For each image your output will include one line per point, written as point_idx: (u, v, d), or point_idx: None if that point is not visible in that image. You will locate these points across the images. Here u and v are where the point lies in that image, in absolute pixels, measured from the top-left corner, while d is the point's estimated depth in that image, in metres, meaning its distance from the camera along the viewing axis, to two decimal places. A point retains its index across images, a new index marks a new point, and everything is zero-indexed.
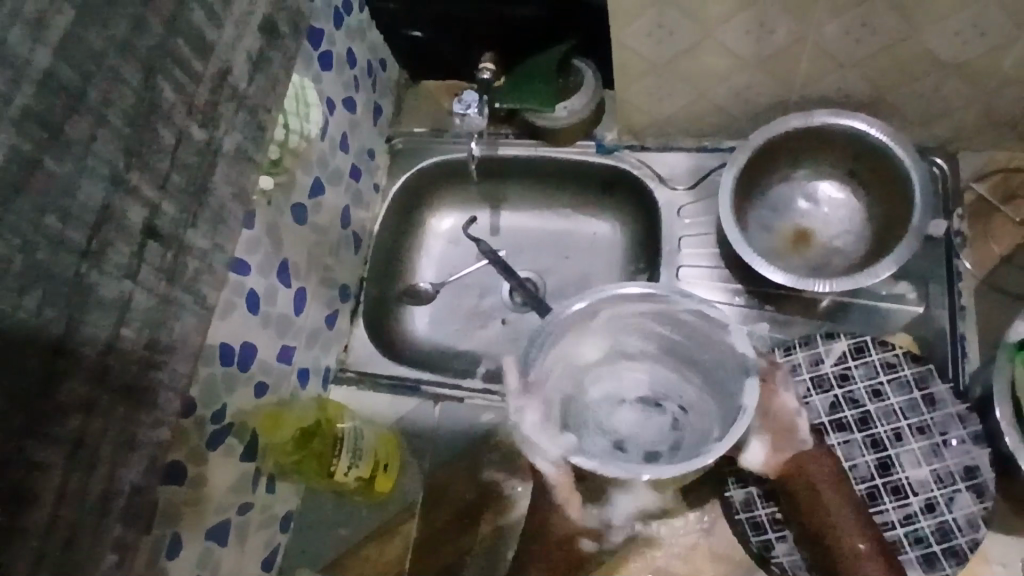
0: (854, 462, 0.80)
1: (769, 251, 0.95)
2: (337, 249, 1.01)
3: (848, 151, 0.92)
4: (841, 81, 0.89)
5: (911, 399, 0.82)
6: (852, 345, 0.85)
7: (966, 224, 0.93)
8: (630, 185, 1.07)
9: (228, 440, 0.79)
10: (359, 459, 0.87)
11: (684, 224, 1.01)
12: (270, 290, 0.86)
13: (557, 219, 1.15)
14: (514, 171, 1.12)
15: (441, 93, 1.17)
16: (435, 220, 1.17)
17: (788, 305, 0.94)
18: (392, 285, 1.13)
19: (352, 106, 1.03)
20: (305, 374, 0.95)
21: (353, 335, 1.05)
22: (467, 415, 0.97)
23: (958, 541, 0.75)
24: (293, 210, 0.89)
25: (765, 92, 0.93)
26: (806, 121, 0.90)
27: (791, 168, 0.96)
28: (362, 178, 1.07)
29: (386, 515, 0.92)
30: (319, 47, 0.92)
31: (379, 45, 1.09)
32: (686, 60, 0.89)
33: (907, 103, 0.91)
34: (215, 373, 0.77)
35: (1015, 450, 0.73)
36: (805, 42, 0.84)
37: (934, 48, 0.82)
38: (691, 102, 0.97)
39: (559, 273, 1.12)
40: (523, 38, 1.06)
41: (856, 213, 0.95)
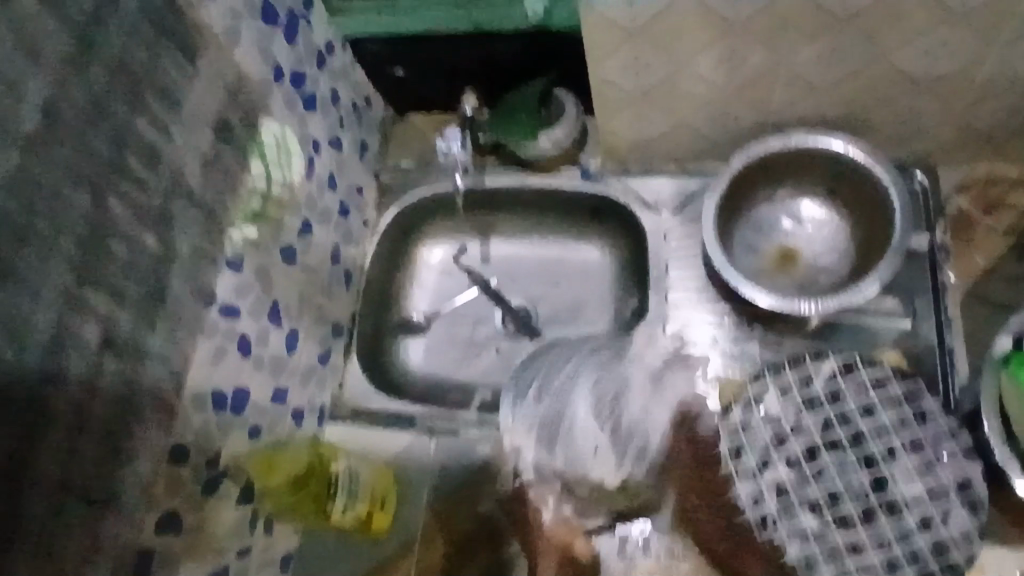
0: (848, 480, 0.82)
1: (755, 272, 0.96)
2: (328, 286, 1.02)
3: (829, 170, 0.93)
4: (817, 103, 0.91)
5: (901, 415, 0.84)
6: (841, 364, 0.88)
7: (949, 238, 0.94)
8: (616, 211, 1.08)
9: (224, 485, 0.79)
10: (355, 499, 0.88)
11: (671, 248, 1.02)
12: (262, 332, 0.87)
13: (546, 246, 1.15)
14: (501, 201, 1.13)
15: (427, 126, 1.18)
16: (426, 251, 1.18)
17: (779, 324, 0.95)
18: (386, 318, 1.14)
19: (339, 145, 1.04)
20: (300, 414, 0.96)
21: (348, 371, 1.06)
22: (464, 447, 0.97)
23: (955, 556, 0.77)
24: (282, 251, 0.90)
25: (744, 116, 0.94)
26: (784, 143, 0.91)
27: (774, 188, 0.97)
28: (351, 215, 1.08)
29: (385, 552, 0.92)
30: (302, 91, 0.94)
31: (363, 83, 1.10)
32: (664, 89, 0.91)
33: (883, 121, 0.92)
34: (208, 419, 0.77)
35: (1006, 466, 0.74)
36: (779, 68, 0.85)
37: (905, 68, 0.83)
38: (672, 129, 0.98)
39: (551, 300, 1.13)
40: (504, 72, 1.08)
41: (839, 231, 0.96)
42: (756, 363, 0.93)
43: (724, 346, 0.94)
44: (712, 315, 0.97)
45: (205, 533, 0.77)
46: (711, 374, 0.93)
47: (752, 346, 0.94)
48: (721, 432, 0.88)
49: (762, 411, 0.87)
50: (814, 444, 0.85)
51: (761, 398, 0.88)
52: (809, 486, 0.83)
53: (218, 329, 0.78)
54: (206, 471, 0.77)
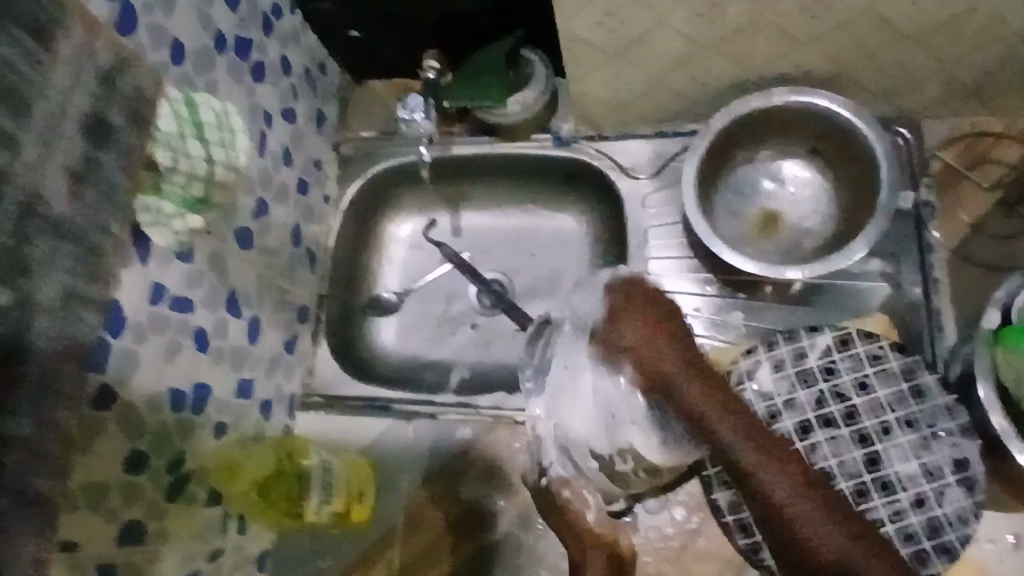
0: (842, 459, 0.78)
1: (737, 237, 0.92)
2: (290, 269, 0.96)
3: (811, 129, 0.89)
4: (799, 58, 0.86)
5: (898, 391, 0.80)
6: (837, 338, 0.83)
7: (934, 195, 0.91)
8: (592, 177, 1.04)
9: (188, 488, 0.75)
10: (331, 494, 0.84)
11: (650, 215, 0.98)
12: (220, 323, 0.81)
13: (519, 216, 1.10)
14: (471, 170, 1.07)
15: (387, 93, 1.11)
16: (394, 227, 1.12)
17: (762, 290, 0.92)
18: (355, 299, 1.08)
19: (293, 116, 0.97)
20: (269, 405, 0.91)
21: (318, 356, 1.01)
22: (442, 433, 0.93)
23: (949, 536, 0.74)
24: (237, 234, 0.84)
25: (723, 73, 0.89)
26: (766, 101, 0.86)
27: (755, 149, 0.93)
28: (311, 191, 1.01)
29: (365, 545, 0.89)
30: (248, 59, 0.86)
31: (316, 48, 1.02)
32: (638, 47, 0.85)
33: (867, 75, 0.88)
34: (166, 421, 0.72)
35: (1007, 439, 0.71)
36: (759, 22, 0.80)
37: (891, 21, 0.79)
38: (648, 89, 0.93)
39: (527, 273, 1.09)
40: (468, 32, 1.01)
41: (823, 192, 0.92)
42: (740, 333, 0.91)
43: (707, 317, 0.92)
44: (693, 284, 0.94)
45: (170, 539, 0.73)
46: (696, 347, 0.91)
47: (736, 314, 0.92)
48: None
49: (754, 387, 0.82)
50: (807, 421, 0.80)
51: (753, 372, 0.83)
52: None
53: (169, 324, 0.73)
54: (169, 476, 0.72)
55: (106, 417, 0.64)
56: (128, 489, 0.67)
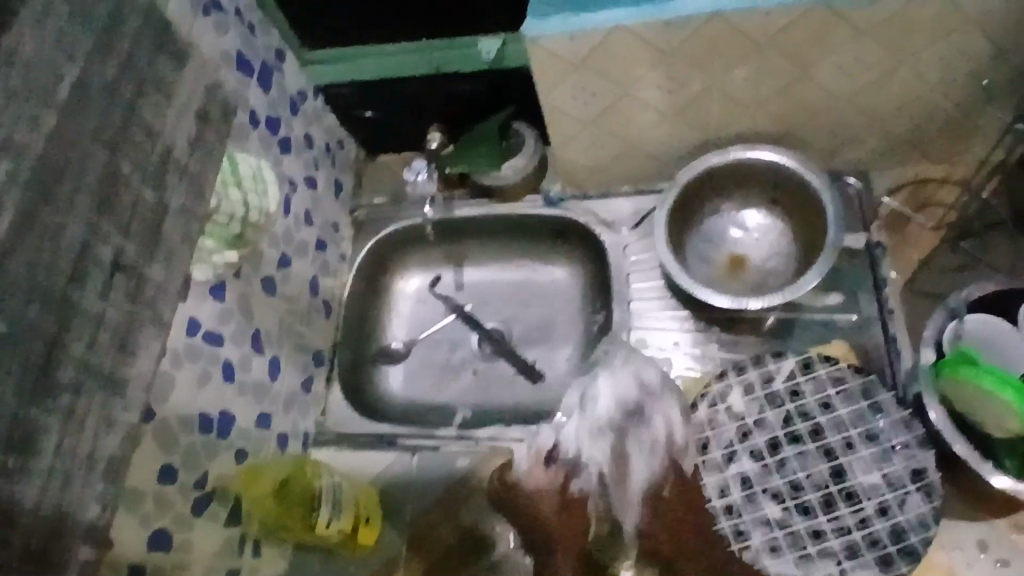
0: (809, 472, 0.85)
1: (708, 279, 1.02)
2: (308, 316, 1.07)
3: (767, 180, 1.01)
4: (749, 120, 0.99)
5: (858, 409, 0.87)
6: (800, 361, 0.90)
7: (884, 236, 1.02)
8: (578, 232, 1.15)
9: (211, 505, 0.82)
10: (338, 510, 0.89)
11: (631, 261, 1.08)
12: (244, 358, 0.91)
13: (515, 270, 1.22)
14: (471, 229, 1.20)
15: (397, 165, 1.26)
16: (402, 283, 1.24)
17: (735, 326, 1.01)
18: (367, 347, 1.19)
19: (314, 183, 1.11)
20: (285, 439, 0.99)
21: (330, 398, 1.09)
22: (443, 462, 1.01)
23: (912, 541, 0.80)
24: (262, 281, 0.96)
25: (688, 135, 1.02)
26: (724, 157, 0.99)
27: (720, 201, 1.04)
28: (328, 249, 1.14)
29: (371, 567, 0.94)
30: (277, 133, 1.01)
31: (335, 127, 1.18)
32: (611, 115, 0.98)
33: (813, 134, 1.01)
34: (195, 440, 0.81)
35: (966, 457, 0.77)
36: (711, 90, 0.93)
37: (824, 84, 0.92)
38: (624, 153, 1.06)
39: (523, 321, 1.19)
40: (468, 110, 1.16)
41: (780, 233, 1.03)
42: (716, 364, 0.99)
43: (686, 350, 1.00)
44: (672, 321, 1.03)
45: (194, 551, 0.80)
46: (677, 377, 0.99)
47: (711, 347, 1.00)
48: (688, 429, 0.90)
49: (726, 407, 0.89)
50: (776, 438, 0.87)
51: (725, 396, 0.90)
52: (773, 477, 0.85)
53: (202, 354, 0.83)
54: (195, 492, 0.80)
55: (146, 430, 0.74)
56: (160, 499, 0.75)
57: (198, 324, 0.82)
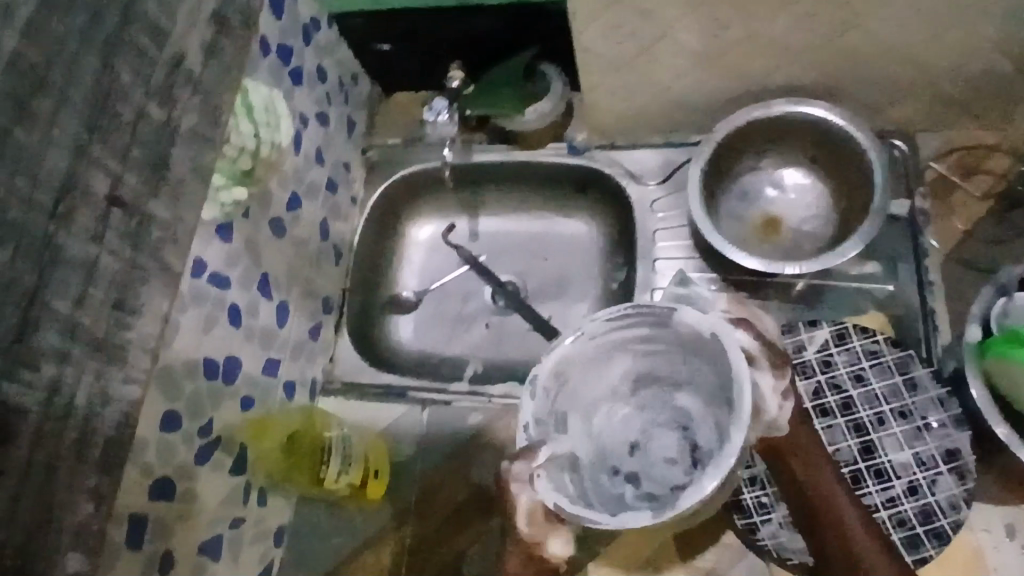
0: (838, 447, 0.82)
1: (739, 238, 0.97)
2: (317, 261, 1.02)
3: (809, 138, 0.94)
4: (794, 71, 0.92)
5: (892, 384, 0.84)
6: (834, 332, 0.87)
7: (928, 202, 0.96)
8: (602, 184, 1.09)
9: (216, 453, 0.79)
10: (349, 465, 0.89)
11: (657, 218, 1.03)
12: (252, 303, 0.87)
13: (533, 221, 1.17)
14: (488, 176, 1.14)
15: (414, 105, 1.19)
16: (413, 229, 1.19)
17: (763, 290, 0.96)
18: (377, 295, 1.14)
19: (326, 120, 1.04)
20: (293, 387, 0.96)
21: (339, 346, 1.06)
22: (454, 418, 0.98)
23: (941, 523, 0.78)
24: (271, 222, 0.90)
25: (727, 84, 0.95)
26: (766, 111, 0.92)
27: (758, 157, 0.98)
28: (339, 191, 1.08)
29: (379, 522, 0.93)
30: (289, 63, 0.94)
31: (349, 60, 1.11)
32: (645, 59, 0.91)
33: (862, 89, 0.94)
34: (200, 387, 0.77)
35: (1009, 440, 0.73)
36: (757, 36, 0.86)
37: (878, 35, 0.85)
38: (657, 100, 0.99)
39: (539, 275, 1.15)
40: (491, 47, 1.08)
41: (819, 195, 0.97)
42: None
43: None
44: (698, 283, 0.98)
45: (198, 500, 0.77)
46: None
47: None
48: None
49: None
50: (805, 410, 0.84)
51: None
52: None
53: (208, 298, 0.78)
54: (199, 440, 0.77)
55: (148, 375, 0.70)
56: (163, 447, 0.72)
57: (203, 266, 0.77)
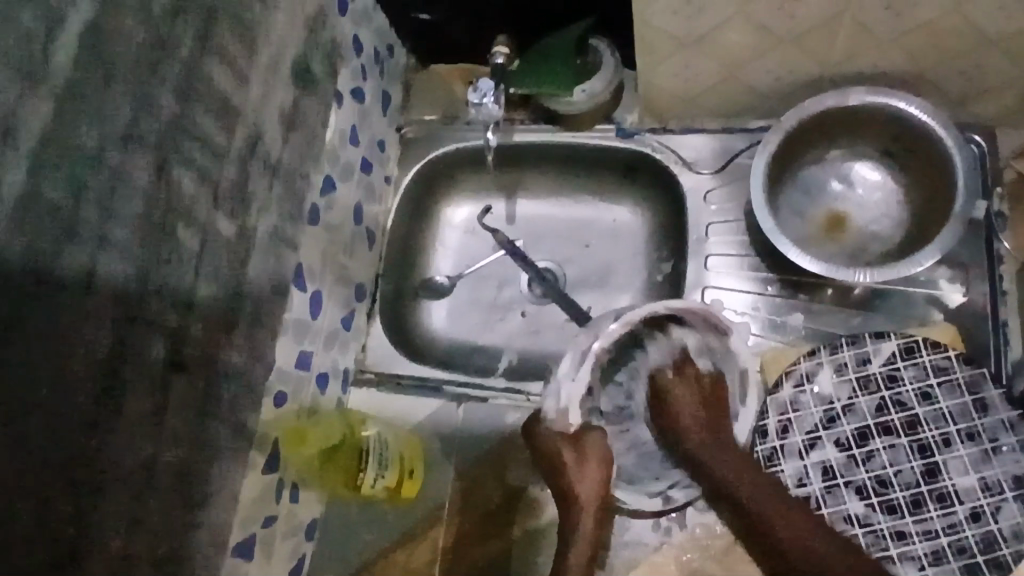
0: (899, 467, 0.79)
1: (801, 236, 0.92)
2: (351, 247, 0.97)
3: (884, 131, 0.87)
4: (877, 56, 0.84)
5: (961, 404, 0.80)
6: (902, 345, 0.83)
7: (1007, 205, 0.89)
8: (652, 170, 1.03)
9: (249, 454, 0.76)
10: (385, 469, 0.85)
11: (711, 210, 0.96)
12: (286, 295, 0.83)
13: (576, 206, 1.11)
14: (530, 157, 1.08)
15: (451, 78, 1.12)
16: (449, 211, 1.13)
17: (822, 293, 0.90)
18: (409, 279, 1.10)
19: (361, 96, 0.98)
20: (325, 379, 0.92)
21: (371, 334, 1.02)
22: (492, 416, 0.95)
23: (1003, 552, 0.74)
24: (306, 208, 0.85)
25: (800, 68, 0.87)
26: (841, 101, 0.85)
27: (826, 148, 0.92)
28: (373, 171, 1.02)
29: (412, 521, 0.92)
30: (324, 36, 0.87)
31: (386, 29, 1.03)
32: (716, 38, 0.83)
33: (947, 79, 0.86)
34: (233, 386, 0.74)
35: None
36: (844, 17, 0.78)
37: (978, 21, 0.76)
38: (719, 82, 0.92)
39: (580, 263, 1.09)
40: (540, 17, 1.01)
41: (892, 198, 0.91)
42: (799, 335, 0.89)
43: (766, 319, 0.90)
44: (753, 283, 0.92)
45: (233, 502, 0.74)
46: (753, 346, 0.89)
47: (795, 316, 0.90)
48: (769, 408, 0.84)
49: (814, 389, 0.84)
50: (866, 427, 0.81)
51: (814, 374, 0.84)
52: (858, 470, 0.80)
53: None
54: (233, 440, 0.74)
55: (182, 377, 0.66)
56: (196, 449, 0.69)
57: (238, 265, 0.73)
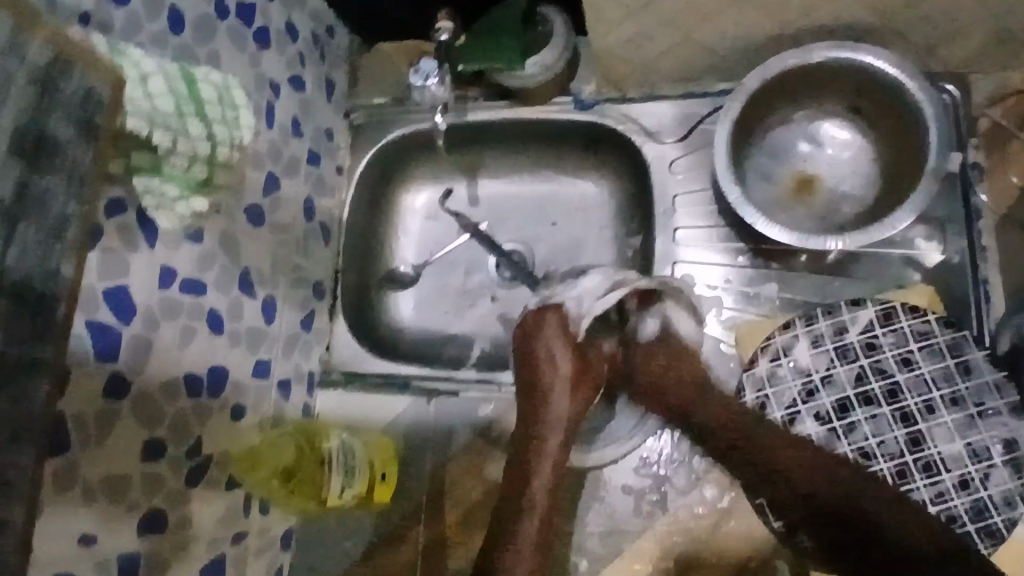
0: (883, 438, 0.77)
1: (771, 203, 0.88)
2: (305, 245, 0.93)
3: (850, 87, 0.83)
4: (839, 9, 0.79)
5: (944, 368, 0.77)
6: (880, 311, 0.80)
7: (982, 155, 0.85)
8: (614, 141, 0.98)
9: (209, 474, 0.73)
10: (352, 478, 0.83)
11: (677, 180, 0.92)
12: (234, 304, 0.78)
13: (540, 182, 1.06)
14: (487, 136, 1.03)
15: (399, 56, 1.06)
16: (409, 197, 1.09)
17: (796, 260, 0.87)
18: (372, 271, 1.06)
19: (301, 84, 0.92)
20: (288, 384, 0.89)
21: (336, 333, 0.99)
22: (465, 409, 0.92)
23: (994, 520, 0.73)
24: (248, 211, 0.81)
25: (758, 26, 0.83)
26: (803, 58, 0.80)
27: (792, 108, 0.88)
28: (322, 163, 0.98)
29: (390, 524, 0.89)
30: (250, 25, 0.81)
31: (322, 10, 0.97)
32: (666, 2, 0.78)
33: (914, 28, 0.81)
34: (183, 408, 0.70)
35: None
36: None
37: None
38: (676, 46, 0.87)
39: (548, 242, 1.05)
40: None
41: (863, 156, 0.87)
42: (772, 306, 0.86)
43: (739, 290, 0.87)
44: (724, 254, 0.89)
45: (195, 526, 0.71)
46: (726, 320, 0.87)
47: (768, 286, 0.87)
48: (747, 384, 0.81)
49: (791, 362, 0.81)
50: (845, 399, 0.79)
51: (791, 348, 0.81)
52: (840, 443, 0.78)
53: (180, 309, 0.70)
54: (189, 463, 0.71)
55: (120, 408, 0.63)
56: (147, 478, 0.65)
57: (169, 273, 0.69)
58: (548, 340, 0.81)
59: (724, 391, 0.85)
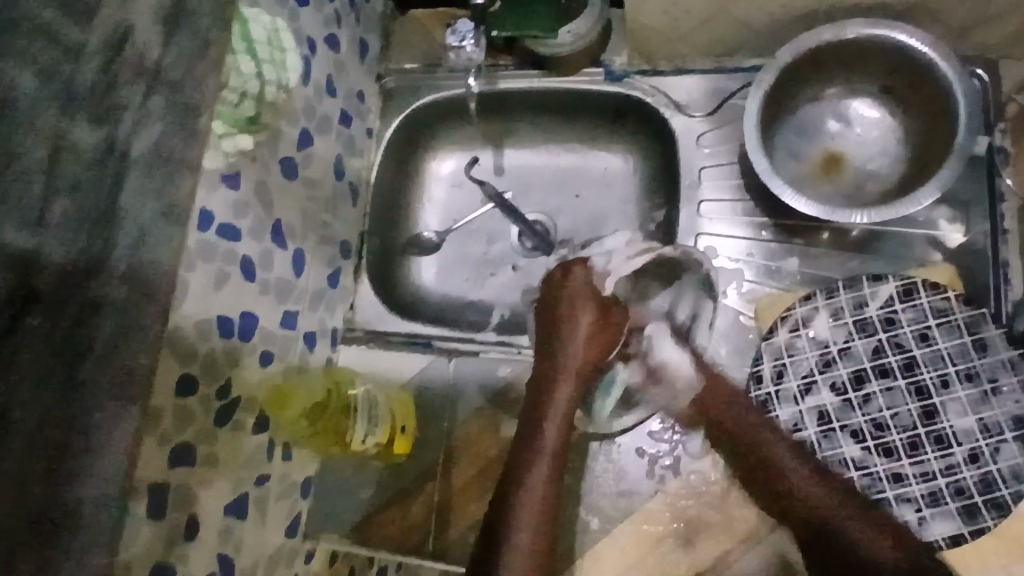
0: (896, 411, 0.78)
1: (797, 179, 0.89)
2: (333, 203, 0.95)
3: (882, 65, 0.84)
4: None
5: (960, 344, 0.78)
6: (901, 287, 0.81)
7: (1009, 140, 0.85)
8: (643, 115, 0.99)
9: (237, 415, 0.75)
10: (375, 425, 0.85)
11: (704, 154, 0.93)
12: (265, 253, 0.80)
13: (566, 154, 1.08)
14: (517, 105, 1.04)
15: (432, 23, 1.07)
16: (435, 163, 1.10)
17: (818, 236, 0.88)
18: (396, 235, 1.08)
19: (336, 44, 0.93)
20: (312, 338, 0.91)
21: (359, 292, 1.00)
22: (484, 370, 0.94)
23: (1002, 493, 0.74)
24: (282, 163, 0.82)
25: (794, 1, 0.83)
26: (837, 34, 0.81)
27: (822, 85, 0.88)
28: (353, 124, 0.99)
29: (407, 477, 0.91)
30: None
31: None
32: None
33: (951, 8, 0.81)
34: (215, 348, 0.71)
35: None
36: None
37: None
38: (711, 18, 0.87)
39: (571, 213, 1.06)
40: None
41: (892, 136, 0.88)
42: (794, 279, 0.87)
43: (761, 262, 0.88)
44: (747, 228, 0.90)
45: (221, 465, 0.73)
46: (747, 293, 0.87)
47: (790, 261, 0.88)
48: (764, 353, 0.83)
49: (810, 334, 0.82)
50: (862, 371, 0.81)
51: (810, 320, 0.83)
52: (853, 413, 0.80)
53: (216, 252, 0.71)
54: (218, 402, 0.72)
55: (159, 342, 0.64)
56: (180, 412, 0.67)
57: (208, 216, 0.70)
58: (570, 297, 0.81)
59: (742, 360, 0.85)
